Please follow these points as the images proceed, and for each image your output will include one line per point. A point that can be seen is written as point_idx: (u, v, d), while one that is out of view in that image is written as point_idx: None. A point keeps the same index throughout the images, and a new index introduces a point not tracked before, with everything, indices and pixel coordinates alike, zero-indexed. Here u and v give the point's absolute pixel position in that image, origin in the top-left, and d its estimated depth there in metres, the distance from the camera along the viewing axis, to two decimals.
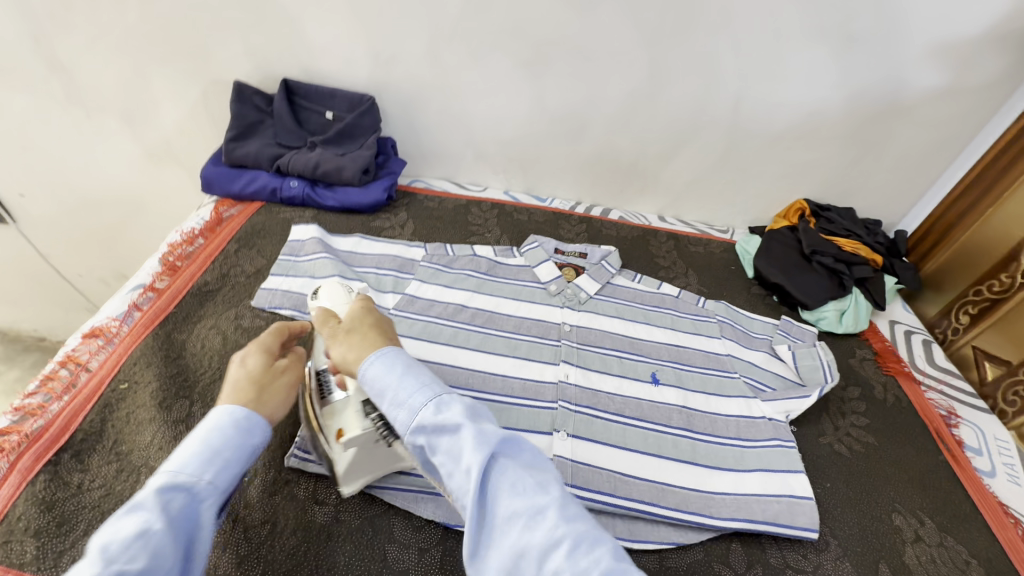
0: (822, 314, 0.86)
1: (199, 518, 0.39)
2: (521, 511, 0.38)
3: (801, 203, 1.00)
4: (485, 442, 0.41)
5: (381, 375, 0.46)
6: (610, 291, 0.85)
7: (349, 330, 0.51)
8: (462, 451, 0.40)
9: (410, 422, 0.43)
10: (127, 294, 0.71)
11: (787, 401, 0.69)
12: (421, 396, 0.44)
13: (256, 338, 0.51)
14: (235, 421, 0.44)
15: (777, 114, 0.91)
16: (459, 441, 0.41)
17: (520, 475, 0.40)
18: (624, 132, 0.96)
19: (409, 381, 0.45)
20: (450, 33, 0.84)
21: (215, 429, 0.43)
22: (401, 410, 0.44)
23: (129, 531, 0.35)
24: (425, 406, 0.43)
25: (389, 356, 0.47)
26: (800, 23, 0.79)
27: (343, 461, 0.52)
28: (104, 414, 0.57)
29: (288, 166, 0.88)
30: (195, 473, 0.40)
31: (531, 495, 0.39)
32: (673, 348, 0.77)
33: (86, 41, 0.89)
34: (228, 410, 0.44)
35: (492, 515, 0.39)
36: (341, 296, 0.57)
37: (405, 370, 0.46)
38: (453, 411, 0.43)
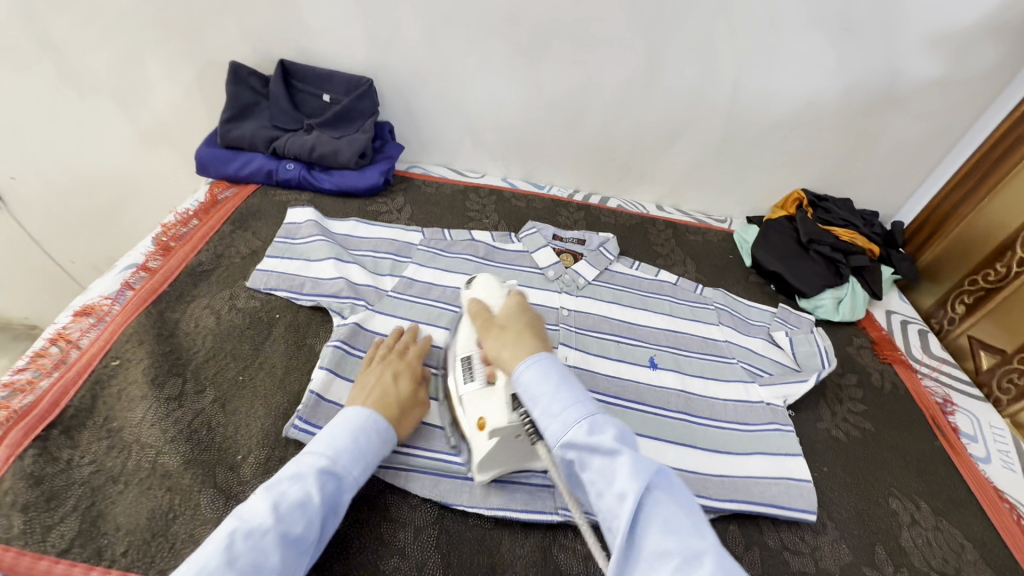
0: (820, 302, 0.86)
1: (342, 503, 0.48)
2: (677, 552, 0.39)
3: (799, 193, 1.00)
4: (641, 470, 0.43)
5: (537, 384, 0.49)
6: (608, 277, 0.85)
7: (513, 325, 0.56)
8: (621, 478, 0.42)
9: (564, 437, 0.46)
10: (119, 273, 0.70)
11: (785, 385, 0.70)
12: (578, 413, 0.46)
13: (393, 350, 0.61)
14: (380, 427, 0.52)
15: (777, 102, 0.90)
16: (617, 467, 0.43)
17: (674, 512, 0.41)
18: (623, 120, 0.95)
19: (564, 395, 0.48)
20: (447, 16, 0.83)
21: (365, 428, 0.51)
22: (555, 422, 0.47)
23: (293, 498, 0.44)
24: (579, 424, 0.46)
25: (546, 363, 0.50)
26: (800, 10, 0.79)
27: (484, 451, 0.54)
28: (95, 391, 0.56)
29: (284, 149, 0.87)
30: (346, 467, 0.48)
31: (683, 532, 0.40)
32: (670, 333, 0.77)
33: (79, 20, 0.88)
34: (376, 419, 0.53)
35: (642, 546, 0.41)
36: (497, 292, 0.63)
37: (561, 385, 0.49)
38: (607, 435, 0.45)
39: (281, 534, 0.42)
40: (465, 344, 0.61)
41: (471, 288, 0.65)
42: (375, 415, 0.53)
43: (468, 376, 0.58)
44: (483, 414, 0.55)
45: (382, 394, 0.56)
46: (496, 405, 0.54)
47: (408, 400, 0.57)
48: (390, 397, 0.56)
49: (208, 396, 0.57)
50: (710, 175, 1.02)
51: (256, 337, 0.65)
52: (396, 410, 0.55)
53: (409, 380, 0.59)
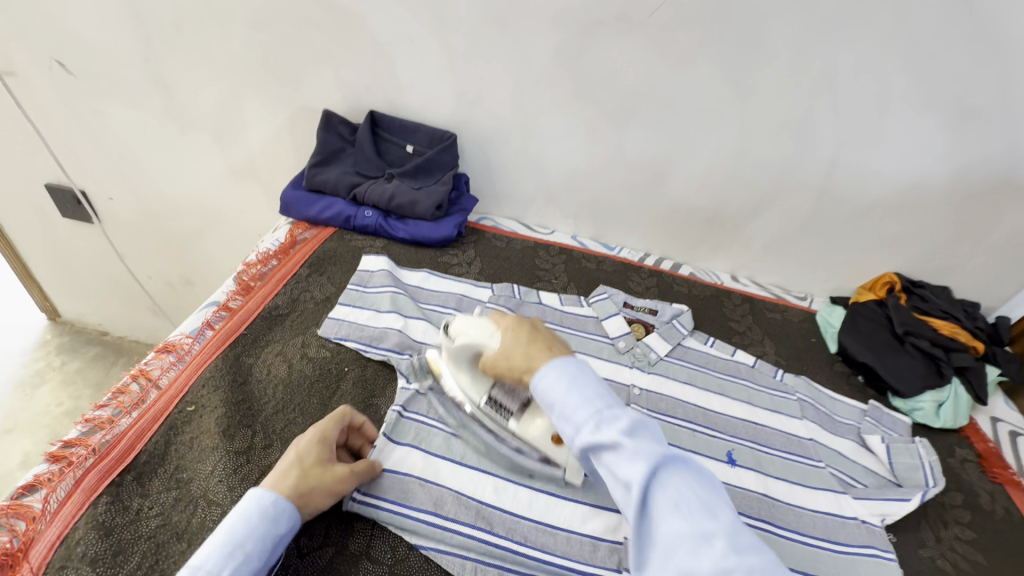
0: (917, 404, 0.78)
1: None
2: (688, 536, 0.37)
3: (892, 277, 0.93)
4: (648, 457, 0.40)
5: (551, 388, 0.48)
6: (681, 353, 0.81)
7: (515, 348, 0.55)
8: (625, 466, 0.40)
9: (576, 437, 0.45)
10: (201, 311, 0.72)
11: (883, 502, 0.63)
12: (585, 411, 0.45)
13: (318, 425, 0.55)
14: (270, 508, 0.47)
15: (874, 182, 0.86)
16: (621, 456, 0.41)
17: (684, 495, 0.38)
18: (703, 189, 0.93)
19: (573, 396, 0.46)
20: (537, 78, 0.84)
21: (241, 517, 0.46)
22: (567, 425, 0.46)
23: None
24: (586, 422, 0.44)
25: (559, 363, 0.49)
26: (908, 92, 0.75)
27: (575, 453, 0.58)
28: (169, 436, 0.56)
29: (364, 196, 0.88)
30: (213, 571, 0.42)
31: (695, 518, 0.37)
32: (750, 425, 0.72)
33: (192, 64, 0.95)
34: (264, 501, 0.47)
35: (654, 533, 0.39)
36: (474, 323, 0.60)
37: (568, 384, 0.47)
38: (613, 427, 0.43)
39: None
40: (477, 390, 0.63)
41: (453, 339, 0.62)
42: (265, 493, 0.48)
43: (503, 415, 0.61)
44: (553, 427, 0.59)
45: (282, 465, 0.51)
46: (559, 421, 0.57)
47: (314, 468, 0.51)
48: (291, 467, 0.51)
49: (276, 452, 0.56)
50: (792, 249, 0.97)
51: (325, 391, 0.64)
52: (292, 478, 0.50)
53: (323, 449, 0.53)
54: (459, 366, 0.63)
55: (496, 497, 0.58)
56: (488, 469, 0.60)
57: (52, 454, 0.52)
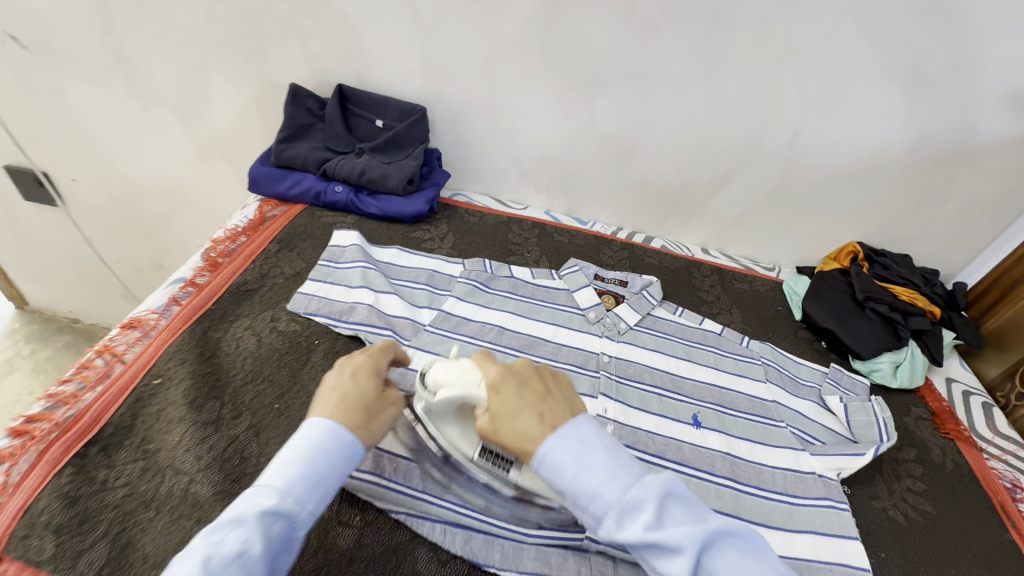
0: (876, 366, 0.81)
1: (292, 543, 0.41)
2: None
3: (854, 246, 0.96)
4: (688, 557, 0.39)
5: (557, 470, 0.44)
6: (650, 323, 0.83)
7: (501, 417, 0.49)
8: (669, 563, 0.40)
9: (597, 525, 0.43)
10: (168, 288, 0.71)
11: (838, 457, 0.66)
12: (608, 504, 0.42)
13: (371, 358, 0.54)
14: (345, 440, 0.46)
15: (838, 152, 0.87)
16: (663, 555, 0.40)
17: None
18: (673, 161, 0.94)
19: (585, 483, 0.43)
20: (506, 50, 0.84)
21: (325, 449, 0.45)
22: (585, 514, 0.43)
23: (232, 547, 0.38)
24: (610, 514, 0.42)
25: (562, 440, 0.45)
26: (869, 62, 0.77)
27: None
28: (134, 409, 0.55)
29: (334, 171, 0.87)
30: (301, 502, 0.42)
31: None
32: (715, 389, 0.74)
33: (153, 37, 0.92)
34: (342, 434, 0.46)
35: None
36: (458, 369, 0.54)
37: (575, 471, 0.44)
38: (642, 519, 0.41)
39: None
40: (468, 441, 0.56)
41: (433, 394, 0.55)
42: (339, 433, 0.46)
43: (502, 466, 0.56)
44: None
45: (342, 398, 0.49)
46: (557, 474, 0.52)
47: (378, 402, 0.51)
48: (352, 400, 0.50)
49: (244, 423, 0.56)
50: (760, 221, 0.99)
51: (295, 363, 0.64)
52: (363, 416, 0.49)
53: (374, 380, 0.52)
54: (444, 416, 0.57)
55: None
56: None
57: (14, 429, 0.51)
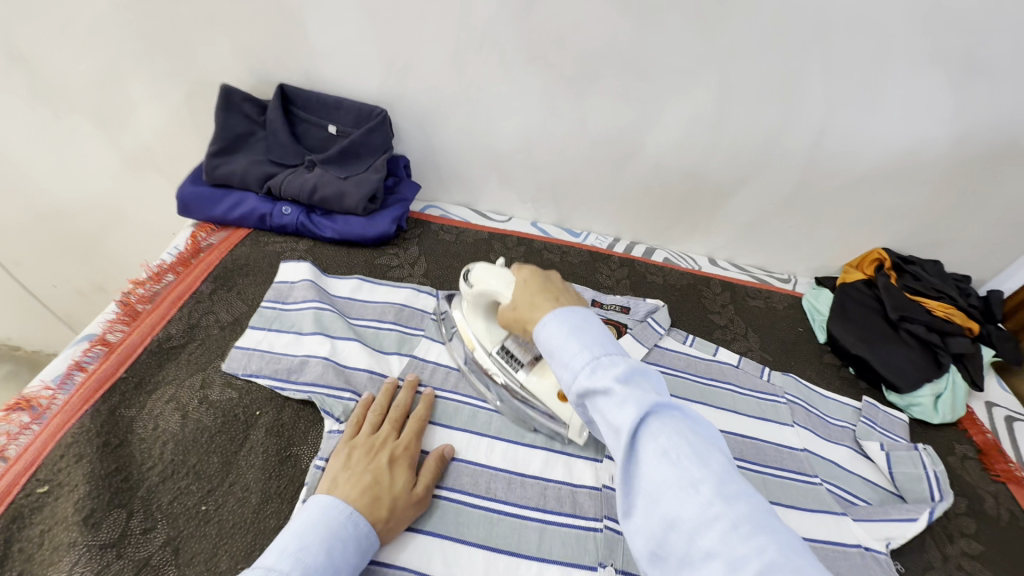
0: (915, 398, 0.71)
1: None
2: (673, 483, 0.31)
3: (881, 253, 0.85)
4: (632, 399, 0.34)
5: (550, 336, 0.43)
6: (657, 357, 0.72)
7: (523, 297, 0.50)
8: (615, 410, 0.35)
9: (570, 383, 0.40)
10: (71, 350, 0.58)
11: (885, 524, 0.56)
12: (580, 353, 0.40)
13: (403, 443, 0.52)
14: (364, 535, 0.44)
15: (866, 150, 0.76)
16: (613, 402, 0.36)
17: (675, 442, 0.33)
18: (677, 164, 0.81)
19: (570, 343, 0.41)
20: (479, 40, 0.70)
21: (341, 537, 0.43)
22: (562, 371, 0.41)
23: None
24: (580, 364, 0.39)
25: (568, 313, 0.44)
26: (910, 46, 0.65)
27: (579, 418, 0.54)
28: (10, 532, 0.43)
29: (280, 189, 0.74)
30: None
31: (685, 467, 0.32)
32: (737, 440, 0.63)
33: (50, 31, 0.76)
34: (359, 524, 0.44)
35: (642, 483, 0.33)
36: (494, 270, 0.57)
37: (569, 330, 0.42)
38: (609, 370, 0.37)
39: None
40: (490, 338, 0.60)
41: (471, 286, 0.59)
42: (356, 520, 0.44)
43: (514, 365, 0.59)
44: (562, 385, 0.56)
45: (371, 483, 0.47)
46: None
47: (403, 494, 0.48)
48: (380, 488, 0.47)
49: (158, 540, 0.44)
50: (775, 227, 0.88)
51: (228, 446, 0.52)
52: (386, 509, 0.46)
53: (403, 468, 0.50)
54: (477, 312, 0.61)
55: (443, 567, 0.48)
56: (434, 530, 0.50)
57: None
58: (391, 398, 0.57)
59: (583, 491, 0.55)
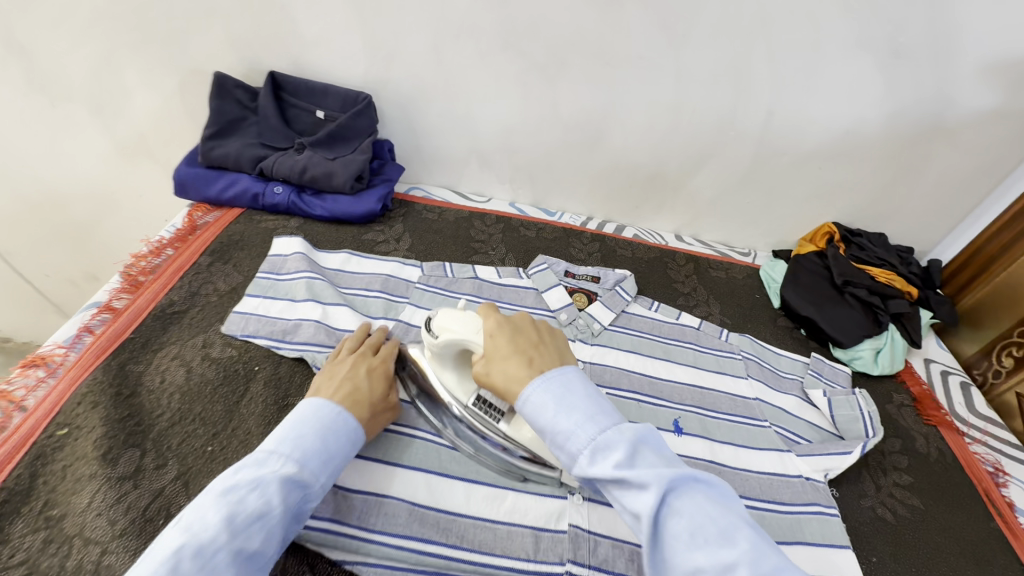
0: (857, 353, 0.78)
1: (306, 507, 0.45)
2: (710, 571, 0.34)
3: (831, 227, 0.92)
4: (648, 490, 0.37)
5: (537, 406, 0.44)
6: (625, 321, 0.78)
7: (494, 359, 0.48)
8: (631, 497, 0.37)
9: (573, 465, 0.41)
10: (80, 315, 0.62)
11: (825, 457, 0.63)
12: (579, 436, 0.40)
13: (377, 359, 0.59)
14: (351, 429, 0.51)
15: (812, 130, 0.83)
16: (625, 489, 0.37)
17: (700, 522, 0.36)
18: (642, 145, 0.88)
19: (563, 422, 0.42)
20: (455, 29, 0.76)
21: (332, 430, 0.49)
22: (563, 453, 0.41)
23: (252, 507, 0.41)
24: (583, 447, 0.40)
25: (543, 385, 0.44)
26: (845, 32, 0.72)
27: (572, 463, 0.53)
28: (35, 467, 0.48)
29: (272, 170, 0.78)
30: (313, 473, 0.46)
31: (714, 547, 0.34)
32: (696, 390, 0.70)
33: (47, 22, 0.79)
34: (348, 419, 0.51)
35: (673, 562, 0.36)
36: (458, 319, 0.54)
37: (556, 406, 0.42)
38: (614, 451, 0.39)
39: (238, 551, 0.39)
40: (462, 389, 0.57)
41: (436, 337, 0.55)
42: (348, 417, 0.51)
43: (495, 415, 0.56)
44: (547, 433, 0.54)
45: (353, 390, 0.54)
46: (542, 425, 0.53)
47: (380, 401, 0.56)
48: (360, 395, 0.54)
49: (169, 473, 0.49)
50: (735, 204, 0.95)
51: (230, 396, 0.57)
52: (367, 410, 0.53)
53: (380, 378, 0.57)
54: (442, 364, 0.57)
55: (430, 496, 0.54)
56: (421, 466, 0.56)
57: None
58: (366, 331, 0.63)
59: None
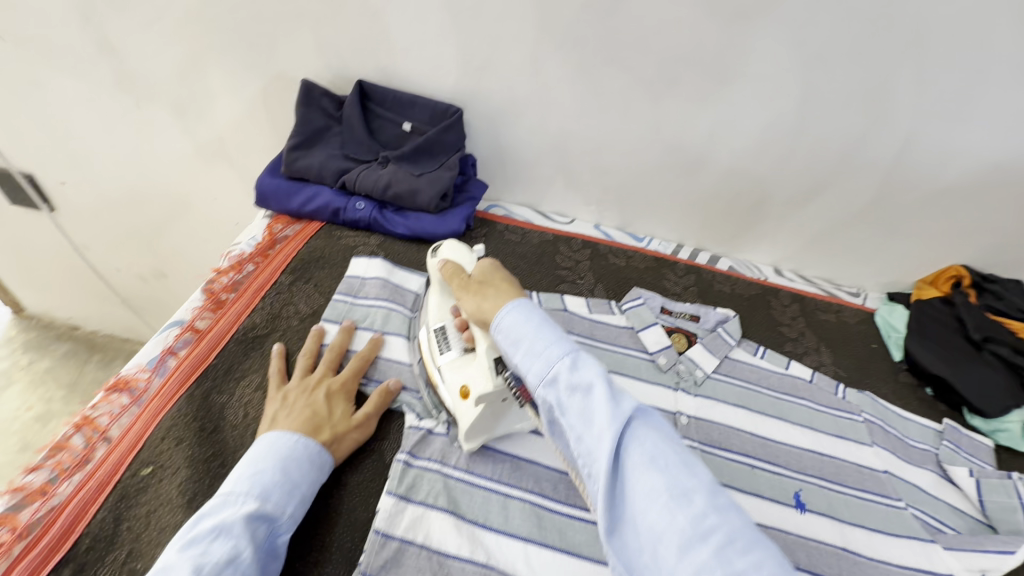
0: (1001, 426, 0.68)
1: (275, 546, 0.44)
2: (663, 488, 0.33)
3: (959, 270, 0.82)
4: (619, 405, 0.37)
5: (517, 325, 0.45)
6: (729, 368, 0.70)
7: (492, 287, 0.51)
8: (596, 408, 0.37)
9: (539, 377, 0.41)
10: (163, 335, 0.59)
11: (980, 554, 0.54)
12: (558, 348, 0.41)
13: (338, 382, 0.55)
14: (314, 452, 0.49)
15: (953, 162, 0.73)
16: (592, 399, 0.37)
17: (660, 450, 0.35)
18: (751, 173, 0.80)
19: (542, 334, 0.43)
20: (560, 41, 0.70)
21: (295, 459, 0.47)
22: (535, 361, 0.41)
23: (219, 556, 0.39)
24: (562, 359, 0.40)
25: (520, 307, 0.46)
26: (1014, 56, 0.62)
27: (472, 418, 0.51)
28: (119, 510, 0.45)
29: (355, 184, 0.74)
30: (279, 504, 0.45)
31: (672, 472, 0.34)
32: (819, 459, 0.61)
33: (140, 23, 0.78)
34: (308, 446, 0.49)
35: (628, 491, 0.35)
36: (463, 255, 0.59)
37: (540, 322, 0.44)
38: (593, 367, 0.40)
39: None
40: (438, 314, 0.60)
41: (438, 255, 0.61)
42: (299, 439, 0.49)
43: (444, 346, 0.57)
44: (466, 381, 0.53)
45: (311, 416, 0.51)
46: (476, 370, 0.52)
47: (344, 423, 0.53)
48: (322, 420, 0.52)
49: None
50: (847, 239, 0.85)
51: None
52: (330, 434, 0.51)
53: (342, 400, 0.54)
54: (433, 284, 0.61)
55: (531, 571, 0.48)
56: (518, 533, 0.50)
57: None
58: (318, 337, 0.60)
59: None
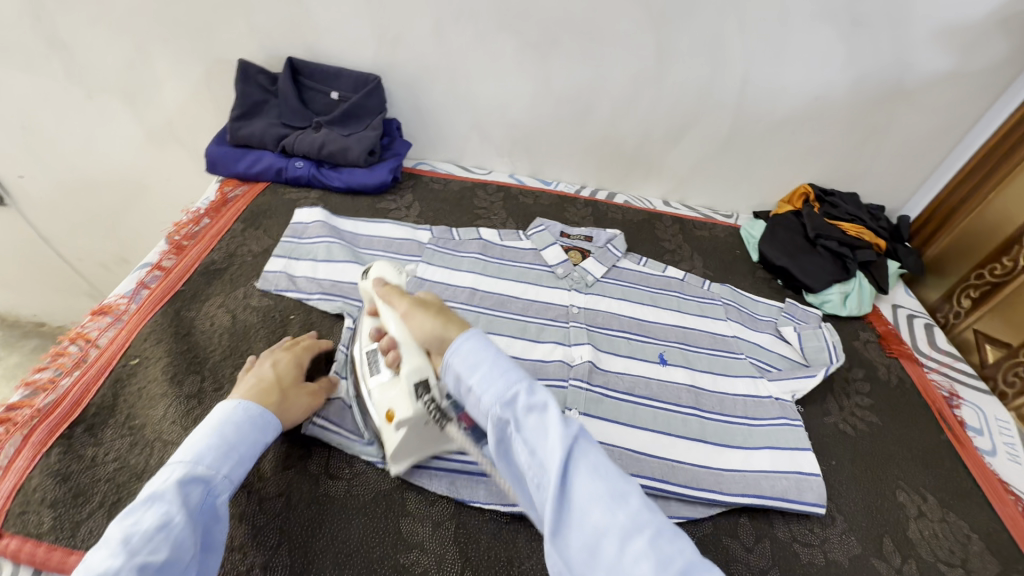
0: (827, 297, 0.87)
1: (217, 508, 0.46)
2: (605, 496, 0.38)
3: (806, 187, 1.00)
4: (569, 426, 0.41)
5: (473, 352, 0.46)
6: (617, 274, 0.85)
7: (439, 315, 0.52)
8: (549, 431, 0.40)
9: (495, 400, 0.43)
10: (136, 273, 0.71)
11: (793, 381, 0.72)
12: (514, 373, 0.44)
13: (287, 359, 0.60)
14: (255, 415, 0.51)
15: (784, 97, 0.91)
16: (547, 420, 0.41)
17: (604, 463, 0.40)
18: (630, 118, 0.96)
19: (500, 361, 0.45)
20: (455, 13, 0.84)
21: (230, 425, 0.49)
22: (493, 383, 0.44)
23: (151, 523, 0.41)
24: (520, 384, 0.44)
25: (477, 335, 0.47)
26: (808, 5, 0.79)
27: (394, 442, 0.53)
28: (116, 388, 0.58)
29: (293, 146, 0.87)
30: (214, 467, 0.46)
31: (614, 480, 0.39)
32: (680, 329, 0.78)
33: (86, 19, 0.88)
34: (250, 409, 0.51)
35: (574, 501, 0.39)
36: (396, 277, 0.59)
37: (496, 351, 0.46)
38: (545, 391, 0.44)
39: (144, 565, 0.39)
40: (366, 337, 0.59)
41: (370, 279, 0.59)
42: (244, 404, 0.51)
43: (371, 370, 0.55)
44: (391, 405, 0.53)
45: (258, 382, 0.55)
46: (400, 395, 0.52)
47: (291, 388, 0.57)
48: (268, 383, 0.56)
49: (227, 394, 0.59)
50: (716, 169, 1.03)
51: (270, 335, 0.66)
52: (276, 395, 0.55)
53: (291, 371, 0.59)
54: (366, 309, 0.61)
55: None
56: None
57: None
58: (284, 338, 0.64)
59: (552, 364, 0.70)
